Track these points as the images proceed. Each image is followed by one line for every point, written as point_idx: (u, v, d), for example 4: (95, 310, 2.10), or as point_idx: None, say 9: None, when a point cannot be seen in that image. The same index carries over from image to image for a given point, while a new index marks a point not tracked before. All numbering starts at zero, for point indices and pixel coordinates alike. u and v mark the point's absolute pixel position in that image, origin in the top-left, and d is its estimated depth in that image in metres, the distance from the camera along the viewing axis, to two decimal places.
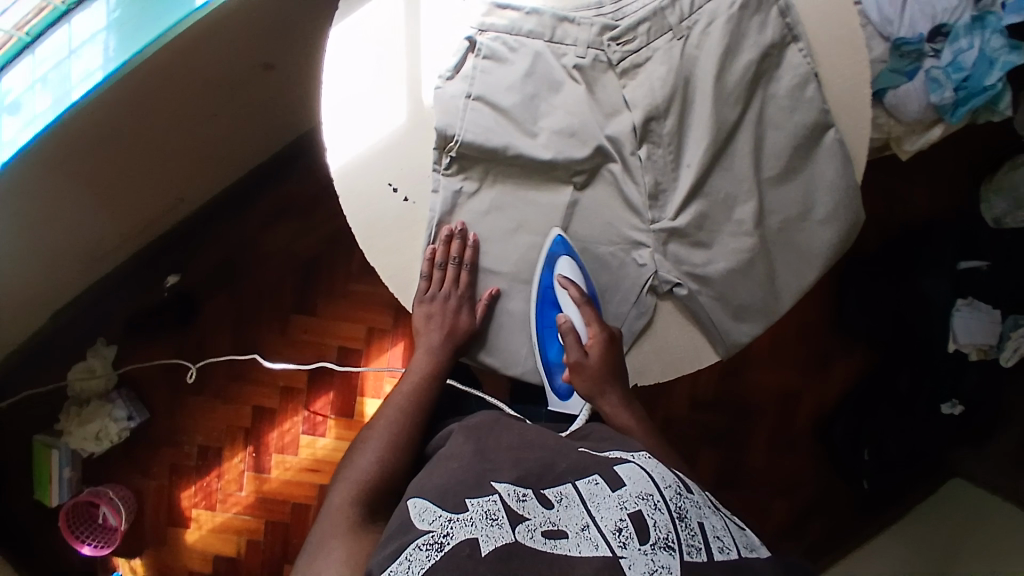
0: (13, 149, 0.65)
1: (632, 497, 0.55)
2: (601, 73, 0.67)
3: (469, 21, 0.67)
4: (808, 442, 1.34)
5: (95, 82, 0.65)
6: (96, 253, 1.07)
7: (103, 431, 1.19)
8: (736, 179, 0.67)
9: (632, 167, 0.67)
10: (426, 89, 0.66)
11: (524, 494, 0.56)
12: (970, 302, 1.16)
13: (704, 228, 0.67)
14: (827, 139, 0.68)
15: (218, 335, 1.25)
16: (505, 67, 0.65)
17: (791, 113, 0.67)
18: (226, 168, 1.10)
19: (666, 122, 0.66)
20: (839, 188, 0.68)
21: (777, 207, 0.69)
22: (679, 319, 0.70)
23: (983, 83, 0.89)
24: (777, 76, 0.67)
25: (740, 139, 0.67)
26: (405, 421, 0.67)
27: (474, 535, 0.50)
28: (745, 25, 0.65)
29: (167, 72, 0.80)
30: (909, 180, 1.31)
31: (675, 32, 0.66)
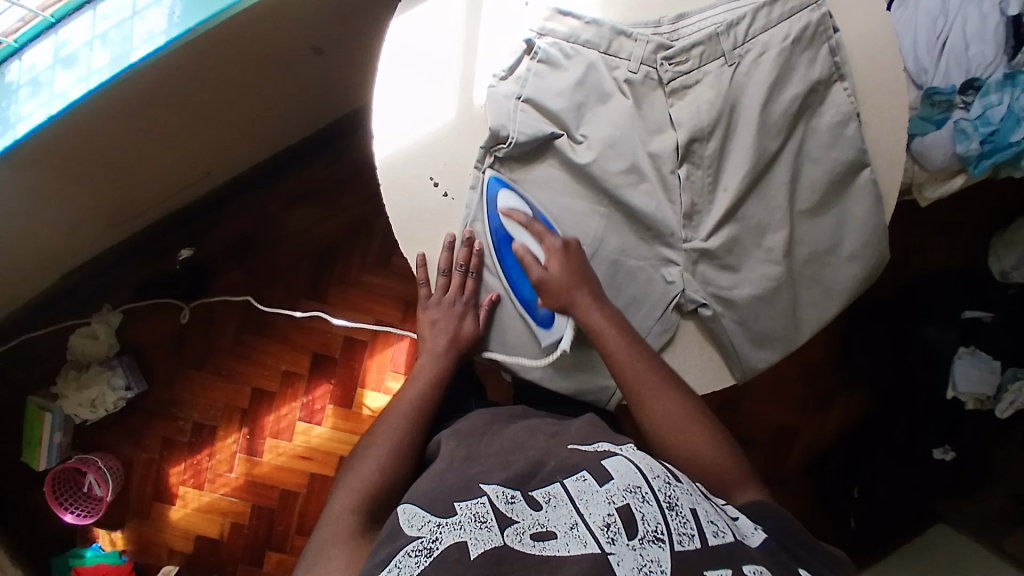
0: (64, 102, 0.65)
1: (620, 491, 0.54)
2: (649, 90, 0.68)
3: (528, 24, 0.67)
4: (799, 477, 1.35)
5: (156, 45, 0.64)
6: (114, 217, 1.07)
7: (100, 399, 1.17)
8: (770, 208, 0.68)
9: (670, 185, 0.68)
10: (477, 88, 0.67)
11: (514, 497, 0.56)
12: (972, 351, 1.16)
13: (733, 252, 0.68)
14: (861, 178, 0.69)
15: (226, 313, 1.24)
16: (558, 73, 0.66)
17: (830, 148, 0.68)
18: (254, 148, 1.10)
19: (708, 144, 0.67)
20: (869, 227, 0.69)
21: (806, 239, 0.70)
22: (699, 339, 0.71)
23: (1009, 139, 0.90)
24: (820, 112, 0.68)
25: (777, 169, 0.68)
26: (409, 428, 0.66)
27: (463, 539, 0.50)
28: (795, 58, 0.67)
29: (221, 45, 0.79)
30: (923, 227, 1.33)
31: (726, 58, 0.67)
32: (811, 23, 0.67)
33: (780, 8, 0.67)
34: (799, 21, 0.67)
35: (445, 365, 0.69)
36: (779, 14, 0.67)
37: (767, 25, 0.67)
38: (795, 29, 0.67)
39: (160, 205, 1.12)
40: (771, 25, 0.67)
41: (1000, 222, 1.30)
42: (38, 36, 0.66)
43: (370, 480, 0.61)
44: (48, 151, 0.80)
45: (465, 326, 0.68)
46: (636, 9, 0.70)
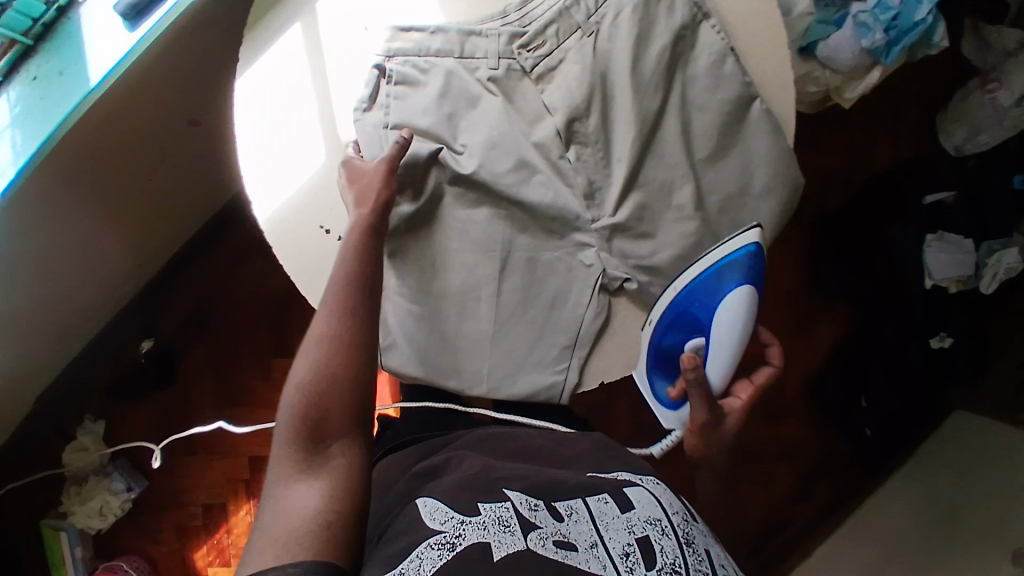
0: None
1: (640, 522, 0.56)
2: (517, 80, 0.66)
3: (375, 48, 0.66)
4: (807, 401, 1.34)
5: (9, 182, 0.58)
6: (61, 332, 1.06)
7: (106, 506, 1.19)
8: (670, 166, 0.66)
9: (563, 169, 0.66)
10: (345, 125, 0.66)
11: (537, 504, 0.57)
12: (941, 236, 1.14)
13: (646, 219, 0.66)
14: (754, 111, 0.67)
15: (202, 390, 1.24)
16: (419, 91, 0.65)
17: (714, 90, 0.66)
18: (177, 226, 1.09)
19: (589, 121, 0.65)
20: (775, 158, 0.67)
21: (715, 187, 0.67)
22: (635, 312, 0.70)
23: (913, 20, 0.88)
24: (693, 57, 0.66)
25: (666, 126, 0.66)
26: (343, 320, 0.56)
27: (487, 539, 0.52)
28: (653, 11, 0.65)
29: (89, 144, 0.78)
30: (863, 122, 1.30)
31: (584, 30, 0.66)
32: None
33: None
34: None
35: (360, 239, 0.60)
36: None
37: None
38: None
39: (105, 306, 1.12)
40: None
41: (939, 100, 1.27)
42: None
43: (307, 387, 0.53)
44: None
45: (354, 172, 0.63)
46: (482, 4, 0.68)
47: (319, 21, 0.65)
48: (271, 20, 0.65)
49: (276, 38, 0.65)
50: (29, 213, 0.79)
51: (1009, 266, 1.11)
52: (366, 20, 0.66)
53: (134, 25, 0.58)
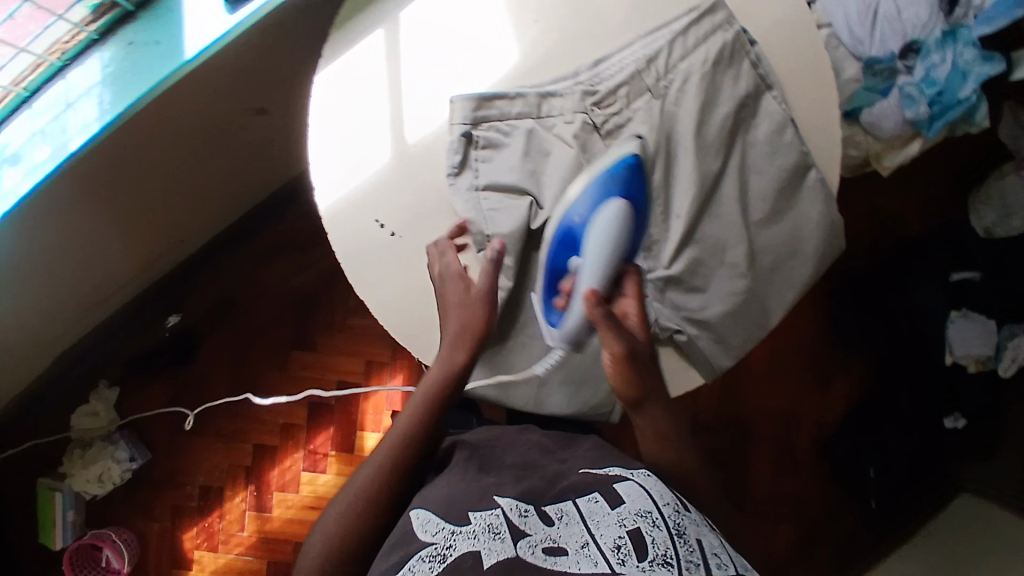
0: (14, 199, 0.62)
1: (630, 515, 0.56)
2: (587, 136, 0.67)
3: (455, 88, 0.68)
4: (815, 465, 1.33)
5: (92, 134, 0.62)
6: (95, 297, 1.09)
7: (106, 473, 1.19)
8: (725, 225, 0.69)
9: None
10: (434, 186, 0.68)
11: (526, 510, 0.59)
12: (965, 314, 1.14)
13: (699, 273, 0.70)
14: (809, 179, 0.70)
15: (218, 373, 1.26)
16: (504, 152, 0.67)
17: (771, 157, 0.69)
18: (223, 210, 1.12)
19: (653, 177, 0.67)
20: (824, 225, 0.71)
21: (767, 248, 0.71)
22: (679, 361, 0.72)
23: (957, 96, 0.91)
24: (754, 125, 0.69)
25: (726, 188, 0.69)
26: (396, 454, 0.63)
27: (477, 548, 0.54)
28: (721, 79, 0.67)
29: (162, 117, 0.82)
30: (897, 195, 1.32)
31: (654, 95, 0.67)
32: (727, 42, 0.67)
33: (693, 38, 0.67)
34: (719, 42, 0.67)
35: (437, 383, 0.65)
36: (695, 40, 0.67)
37: (685, 55, 0.67)
38: (714, 55, 0.67)
39: (141, 278, 1.15)
40: (687, 51, 0.67)
41: (971, 181, 1.29)
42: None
43: (357, 500, 0.61)
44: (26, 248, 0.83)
45: (456, 295, 0.64)
46: (552, 59, 0.69)
47: (402, 31, 0.68)
48: (359, 22, 0.69)
49: (363, 37, 0.68)
50: (94, 172, 0.83)
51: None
52: (447, 55, 0.68)
53: (234, 8, 0.61)
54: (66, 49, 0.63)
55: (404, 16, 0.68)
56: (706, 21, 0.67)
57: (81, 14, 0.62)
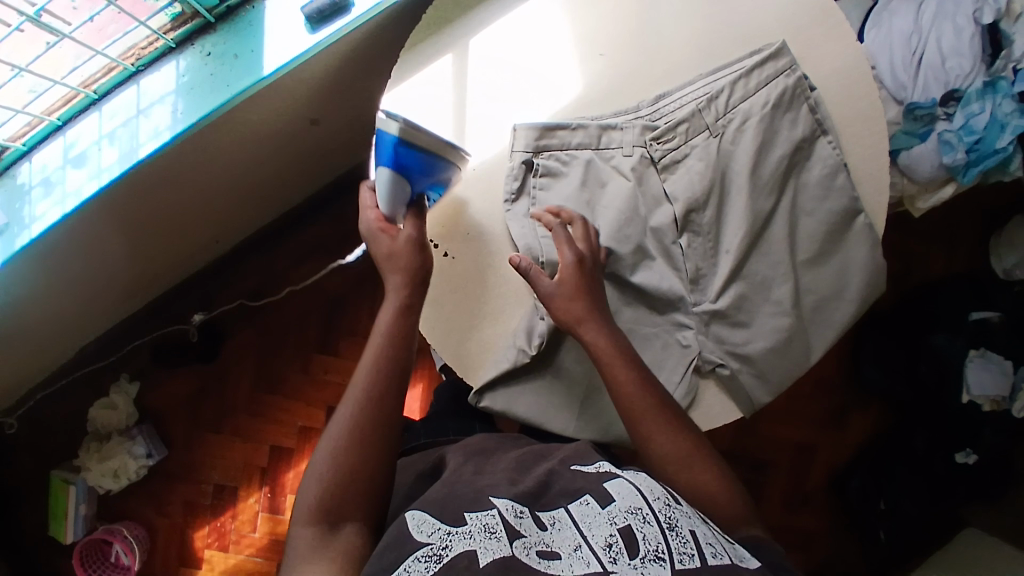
0: (77, 201, 0.63)
1: (621, 513, 0.55)
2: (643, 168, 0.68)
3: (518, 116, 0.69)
4: (825, 495, 1.34)
5: (162, 141, 0.63)
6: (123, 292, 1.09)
7: (122, 468, 1.18)
8: (774, 263, 0.69)
9: (668, 237, 0.68)
10: (491, 210, 0.69)
11: (522, 511, 0.56)
12: (982, 354, 1.15)
13: (743, 309, 0.68)
14: (857, 225, 0.70)
15: (240, 372, 1.26)
16: (561, 181, 0.69)
17: (822, 201, 0.69)
18: (258, 213, 1.12)
19: (705, 213, 0.68)
20: (870, 270, 0.70)
21: (812, 288, 0.71)
22: (719, 396, 0.70)
23: (994, 146, 0.92)
24: (807, 168, 0.70)
25: (775, 225, 0.69)
26: (352, 441, 0.58)
27: (473, 548, 0.51)
28: (778, 121, 0.68)
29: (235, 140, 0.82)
30: (923, 234, 1.34)
31: (711, 132, 0.68)
32: (788, 87, 0.67)
33: (755, 79, 0.68)
34: (779, 85, 0.67)
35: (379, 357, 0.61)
36: (757, 80, 0.68)
37: (744, 96, 0.68)
38: (771, 96, 0.67)
39: (170, 275, 1.15)
40: (746, 90, 0.68)
41: (996, 226, 1.31)
42: (47, 138, 0.65)
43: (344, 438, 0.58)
44: (73, 248, 0.83)
45: (388, 247, 0.64)
46: (614, 93, 0.70)
47: (470, 57, 0.70)
48: (427, 46, 0.70)
49: (432, 59, 0.69)
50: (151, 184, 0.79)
51: None
52: (510, 83, 0.69)
53: (315, 28, 0.62)
54: (141, 55, 0.63)
55: (474, 41, 0.70)
56: (769, 62, 0.68)
57: (162, 21, 0.62)
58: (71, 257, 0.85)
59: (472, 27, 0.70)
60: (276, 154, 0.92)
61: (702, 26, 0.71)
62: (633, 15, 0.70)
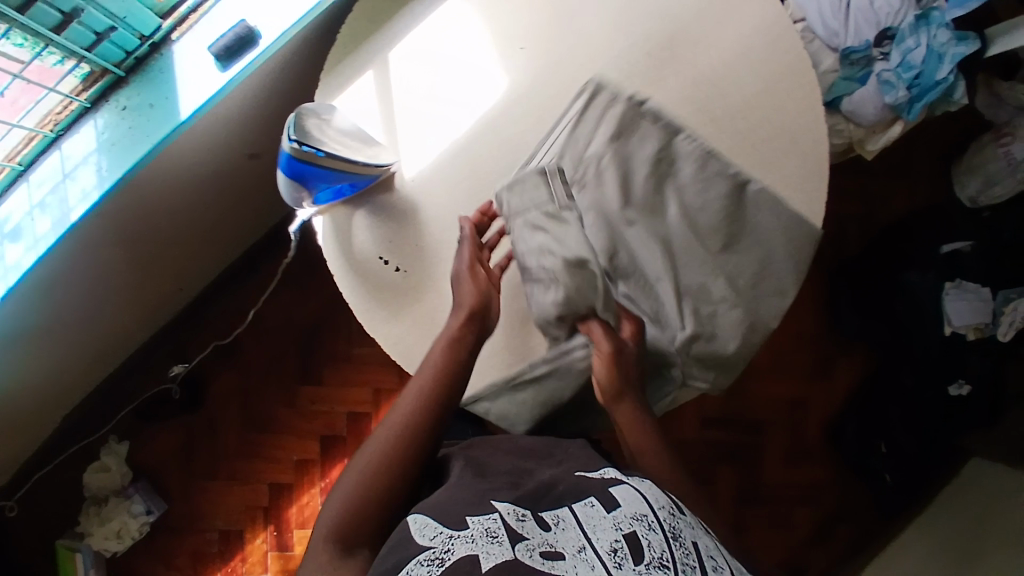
0: (18, 274, 0.62)
1: (627, 517, 0.53)
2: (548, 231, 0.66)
3: (446, 126, 0.69)
4: (827, 445, 1.34)
5: (92, 202, 0.62)
6: (97, 355, 1.07)
7: (125, 528, 1.18)
8: (699, 269, 0.68)
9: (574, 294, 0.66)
10: (431, 222, 0.69)
11: (524, 514, 0.54)
12: (959, 285, 1.13)
13: (705, 321, 0.68)
14: (752, 194, 0.67)
15: (229, 415, 1.25)
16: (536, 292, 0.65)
17: (705, 195, 0.67)
18: (218, 255, 1.11)
19: (623, 260, 0.67)
20: (803, 222, 0.67)
21: (741, 270, 0.68)
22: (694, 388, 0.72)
23: (935, 79, 0.92)
24: (679, 169, 0.68)
25: (678, 243, 0.68)
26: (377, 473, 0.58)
27: (474, 552, 0.48)
28: (630, 147, 0.67)
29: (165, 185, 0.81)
30: (882, 175, 1.35)
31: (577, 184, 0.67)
32: (622, 114, 0.67)
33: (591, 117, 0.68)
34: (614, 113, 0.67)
35: (440, 363, 0.63)
36: (585, 119, 0.68)
37: (584, 135, 0.67)
38: (614, 126, 0.67)
39: (140, 331, 1.14)
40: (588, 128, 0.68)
41: (954, 157, 1.31)
42: None
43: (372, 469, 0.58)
44: (34, 320, 0.82)
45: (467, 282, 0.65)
46: (537, 93, 0.69)
47: (392, 68, 0.69)
48: (347, 65, 0.70)
49: (353, 78, 0.69)
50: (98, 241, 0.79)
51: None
52: (435, 92, 0.69)
53: (226, 65, 0.61)
54: (58, 120, 0.63)
55: (393, 53, 0.69)
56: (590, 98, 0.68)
57: (72, 83, 0.62)
58: (32, 331, 0.84)
59: (390, 41, 0.70)
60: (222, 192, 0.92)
61: (619, 4, 0.71)
62: (548, 7, 0.70)
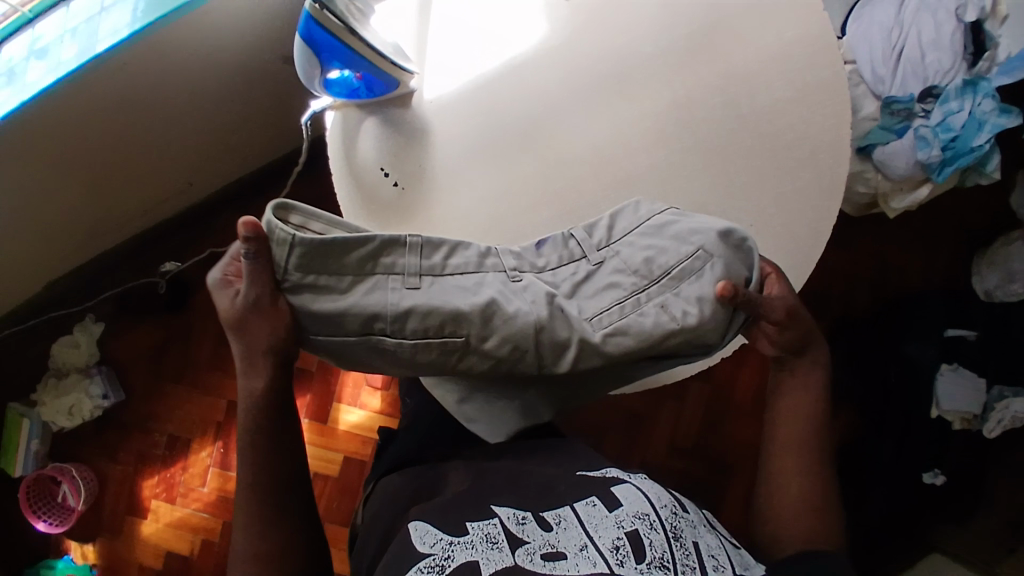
0: (33, 90, 0.71)
1: (628, 516, 0.60)
2: (476, 287, 0.60)
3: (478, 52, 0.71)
4: None
5: (120, 39, 0.70)
6: (99, 228, 1.10)
7: (77, 407, 1.18)
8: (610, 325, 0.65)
9: (590, 333, 0.62)
10: (435, 142, 0.70)
11: (524, 517, 0.61)
12: (955, 368, 1.12)
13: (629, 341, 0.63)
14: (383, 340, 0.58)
15: (206, 325, 1.26)
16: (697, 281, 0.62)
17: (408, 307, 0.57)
18: (231, 159, 1.12)
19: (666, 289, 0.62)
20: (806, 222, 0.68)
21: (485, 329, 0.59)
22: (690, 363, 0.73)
23: (970, 144, 0.92)
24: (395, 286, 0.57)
25: (465, 364, 0.61)
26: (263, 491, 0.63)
27: (475, 558, 0.56)
28: (304, 320, 0.56)
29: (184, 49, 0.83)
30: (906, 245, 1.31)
31: (405, 273, 0.58)
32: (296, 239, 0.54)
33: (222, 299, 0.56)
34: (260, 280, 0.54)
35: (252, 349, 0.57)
36: (338, 239, 0.53)
37: (351, 242, 0.54)
38: (267, 293, 0.54)
39: (144, 216, 1.15)
40: (333, 252, 0.54)
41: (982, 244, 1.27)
42: (16, 30, 0.73)
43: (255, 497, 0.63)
44: (33, 155, 0.86)
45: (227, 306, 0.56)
46: (571, 44, 0.71)
47: None
48: None
49: None
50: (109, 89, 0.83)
51: (1016, 414, 1.07)
52: (471, 20, 0.72)
53: None
54: None
55: None
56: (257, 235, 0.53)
57: None
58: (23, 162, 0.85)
59: None
60: (239, 80, 0.95)
61: None
62: None
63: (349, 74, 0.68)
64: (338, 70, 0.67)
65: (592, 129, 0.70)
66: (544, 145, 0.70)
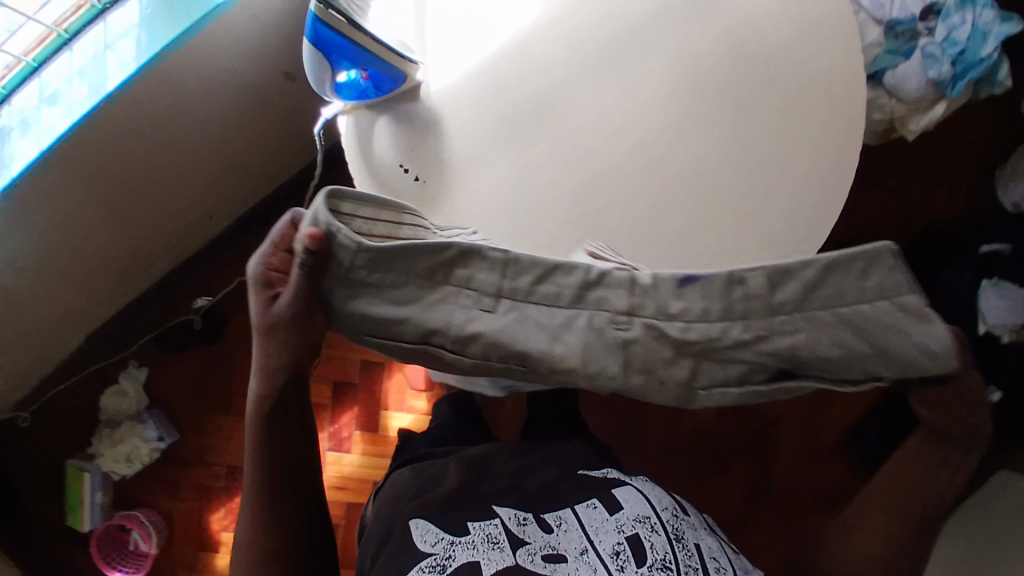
0: (51, 136, 0.74)
1: (629, 521, 0.62)
2: (561, 330, 0.49)
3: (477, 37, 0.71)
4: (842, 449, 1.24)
5: (128, 73, 0.72)
6: (129, 270, 1.11)
7: (134, 452, 1.21)
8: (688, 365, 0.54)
9: (694, 401, 0.51)
10: (448, 135, 0.71)
11: (526, 518, 0.64)
12: (996, 282, 1.08)
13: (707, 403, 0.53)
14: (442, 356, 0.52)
15: (244, 354, 1.27)
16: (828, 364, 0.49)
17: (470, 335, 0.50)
18: (241, 185, 1.12)
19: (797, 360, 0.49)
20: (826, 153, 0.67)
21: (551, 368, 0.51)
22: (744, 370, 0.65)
23: (978, 55, 0.91)
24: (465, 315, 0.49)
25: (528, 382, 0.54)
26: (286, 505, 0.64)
27: (476, 558, 0.58)
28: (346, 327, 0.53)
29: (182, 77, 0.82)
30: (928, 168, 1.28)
31: (480, 293, 0.50)
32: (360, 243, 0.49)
33: (259, 299, 0.55)
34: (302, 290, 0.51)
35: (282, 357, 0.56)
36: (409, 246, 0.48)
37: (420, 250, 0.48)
38: (303, 308, 0.52)
39: (168, 255, 1.16)
40: (396, 257, 0.48)
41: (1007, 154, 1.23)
42: (23, 81, 0.75)
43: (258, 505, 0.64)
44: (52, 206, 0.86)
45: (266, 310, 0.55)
46: (568, 16, 0.71)
47: None
48: None
49: None
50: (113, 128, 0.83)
51: None
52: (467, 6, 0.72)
53: None
54: None
55: None
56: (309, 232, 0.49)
57: None
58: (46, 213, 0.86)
59: None
60: (241, 102, 0.96)
61: None
62: None
63: (356, 75, 0.68)
64: (346, 71, 0.67)
65: (604, 98, 0.69)
66: (558, 119, 0.70)
